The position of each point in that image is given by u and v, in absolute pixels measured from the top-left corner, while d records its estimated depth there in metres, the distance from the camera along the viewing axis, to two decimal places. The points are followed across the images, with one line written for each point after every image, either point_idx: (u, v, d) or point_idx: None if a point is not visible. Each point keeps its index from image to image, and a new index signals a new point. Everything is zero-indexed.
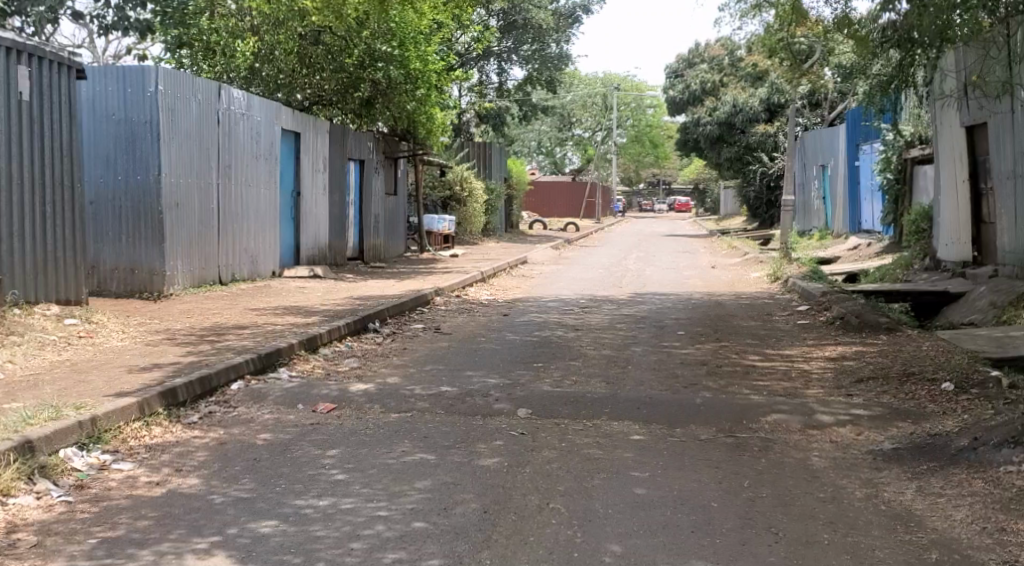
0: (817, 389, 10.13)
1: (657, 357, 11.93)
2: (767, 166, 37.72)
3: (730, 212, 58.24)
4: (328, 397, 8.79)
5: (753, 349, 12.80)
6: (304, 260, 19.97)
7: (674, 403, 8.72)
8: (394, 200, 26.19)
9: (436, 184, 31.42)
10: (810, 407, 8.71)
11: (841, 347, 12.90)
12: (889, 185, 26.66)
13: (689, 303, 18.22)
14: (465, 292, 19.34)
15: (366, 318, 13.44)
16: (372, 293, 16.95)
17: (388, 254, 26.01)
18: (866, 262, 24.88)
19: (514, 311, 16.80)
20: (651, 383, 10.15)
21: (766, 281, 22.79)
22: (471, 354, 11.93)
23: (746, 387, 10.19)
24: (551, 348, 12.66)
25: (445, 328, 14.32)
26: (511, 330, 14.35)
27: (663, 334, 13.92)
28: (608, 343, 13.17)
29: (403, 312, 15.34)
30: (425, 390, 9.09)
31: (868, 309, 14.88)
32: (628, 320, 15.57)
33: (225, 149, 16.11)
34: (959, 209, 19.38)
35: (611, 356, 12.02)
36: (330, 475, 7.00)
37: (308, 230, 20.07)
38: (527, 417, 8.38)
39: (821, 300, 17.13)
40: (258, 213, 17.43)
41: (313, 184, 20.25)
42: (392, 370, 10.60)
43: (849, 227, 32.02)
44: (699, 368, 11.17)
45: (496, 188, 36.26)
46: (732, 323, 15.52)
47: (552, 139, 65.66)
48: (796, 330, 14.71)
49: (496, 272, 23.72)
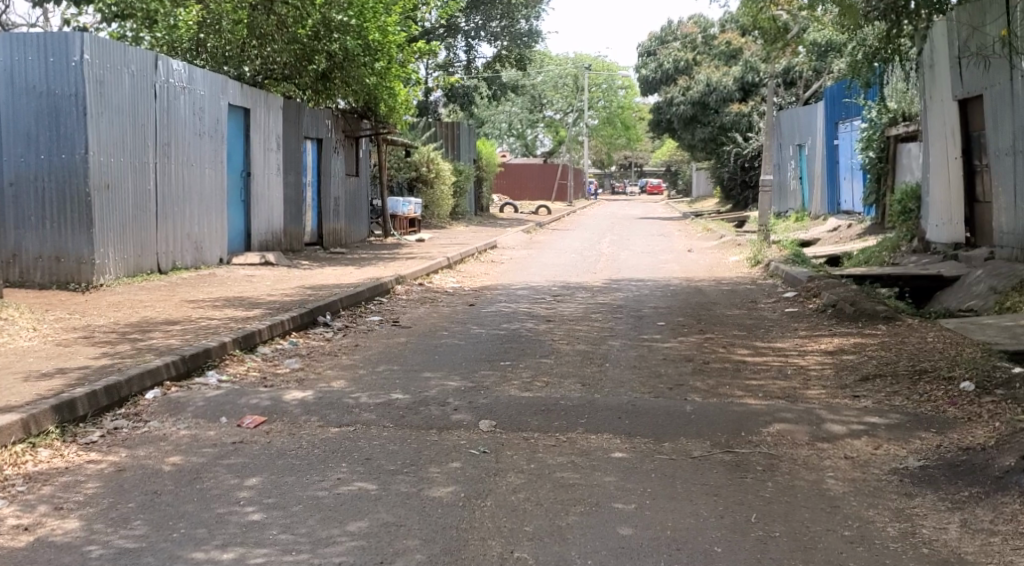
0: (818, 390, 8.96)
1: (635, 353, 10.76)
2: (742, 146, 36.66)
3: (705, 194, 57.03)
4: (257, 406, 7.55)
5: (742, 342, 11.62)
6: (255, 245, 18.72)
7: (657, 410, 7.53)
8: (355, 181, 24.94)
9: (401, 165, 29.79)
10: (816, 412, 7.56)
11: (839, 338, 11.73)
12: (870, 164, 25.55)
13: (668, 290, 17.01)
14: (430, 279, 18.12)
15: (313, 311, 12.12)
16: (327, 282, 15.68)
17: (350, 238, 24.75)
18: (848, 245, 23.77)
19: (480, 300, 15.53)
20: (629, 386, 8.99)
21: (746, 266, 21.64)
22: (428, 351, 10.70)
23: (737, 389, 9.03)
24: (518, 343, 11.45)
25: (403, 321, 13.05)
26: (477, 322, 13.11)
27: (641, 326, 12.71)
28: (581, 336, 11.96)
29: (358, 302, 14.05)
30: (372, 398, 7.85)
31: (863, 296, 13.71)
32: (604, 310, 14.38)
33: (164, 126, 14.81)
34: (950, 188, 18.23)
35: (585, 352, 10.82)
36: (243, 515, 5.82)
37: (260, 215, 18.80)
38: (488, 430, 7.17)
39: (808, 284, 15.97)
40: (202, 196, 16.17)
41: (265, 164, 18.97)
42: (339, 372, 9.37)
43: (828, 208, 30.92)
44: (682, 366, 10.01)
45: (465, 170, 34.95)
46: (715, 311, 14.33)
47: (522, 121, 64.22)
48: (785, 319, 13.53)
49: (463, 257, 22.48)
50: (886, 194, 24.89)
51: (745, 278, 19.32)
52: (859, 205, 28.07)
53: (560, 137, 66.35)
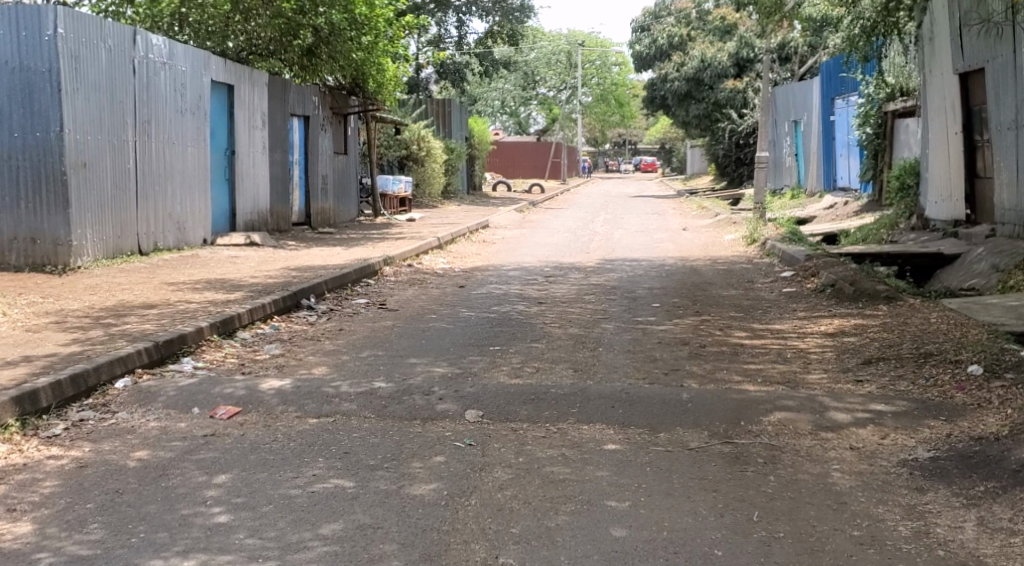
0: (818, 375, 8.62)
1: (628, 336, 10.41)
2: (737, 123, 36.31)
3: (699, 171, 56.55)
4: (232, 396, 7.18)
5: (739, 324, 11.26)
6: (241, 225, 18.39)
7: (651, 398, 7.18)
8: (344, 159, 24.64)
9: (392, 143, 29.32)
10: (818, 398, 7.23)
11: (840, 319, 11.36)
12: (867, 140, 25.17)
13: (663, 269, 16.63)
14: (420, 260, 17.75)
15: (295, 293, 11.72)
16: (313, 263, 15.30)
17: (339, 218, 24.41)
18: (844, 222, 23.39)
19: (471, 282, 15.13)
20: (622, 372, 8.64)
21: (742, 245, 21.25)
22: (415, 335, 10.33)
23: (735, 373, 8.69)
24: (509, 326, 11.08)
25: (391, 303, 12.67)
26: (467, 304, 12.73)
27: (635, 308, 12.34)
28: (574, 319, 11.60)
29: (344, 284, 13.65)
30: (353, 387, 7.48)
31: (863, 275, 13.33)
32: (597, 291, 14.01)
33: (143, 103, 14.40)
34: (950, 164, 17.84)
35: (578, 336, 10.46)
36: (208, 518, 5.52)
37: (246, 193, 18.47)
38: (474, 420, 6.80)
39: (806, 264, 15.59)
40: (184, 175, 15.81)
41: (250, 142, 18.62)
42: (321, 358, 9.00)
43: (824, 185, 30.54)
44: (677, 349, 9.66)
45: (457, 148, 34.49)
46: (711, 292, 13.96)
47: (516, 99, 63.62)
48: (783, 300, 13.16)
49: (454, 237, 22.08)
50: (883, 170, 24.50)
51: (742, 257, 18.94)
52: (856, 182, 27.69)
53: (554, 115, 65.76)
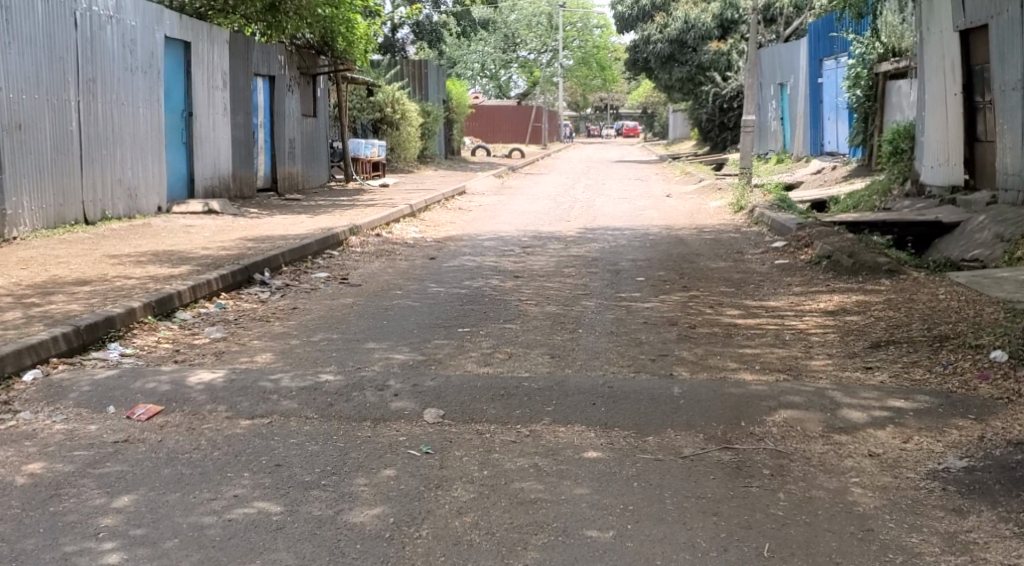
0: (821, 361, 7.72)
1: (609, 316, 9.49)
2: (721, 86, 35.44)
3: (682, 136, 55.51)
4: (154, 393, 6.23)
5: (731, 300, 10.34)
6: (200, 191, 17.62)
7: (634, 391, 6.26)
8: (314, 122, 23.86)
9: (364, 105, 28.34)
10: (828, 390, 6.33)
11: (840, 294, 10.45)
12: (857, 103, 24.25)
13: (647, 239, 15.70)
14: (390, 229, 16.75)
15: (247, 267, 10.77)
16: (273, 233, 14.33)
17: (307, 184, 23.56)
18: (833, 188, 22.50)
19: (442, 253, 14.16)
20: (601, 359, 7.74)
21: (728, 212, 20.34)
22: (375, 316, 9.38)
23: (728, 358, 7.79)
24: (480, 304, 10.14)
25: (353, 278, 11.69)
26: (436, 279, 11.76)
27: (618, 283, 11.41)
28: (551, 295, 10.67)
29: (304, 256, 12.66)
30: (296, 380, 6.52)
31: (861, 246, 12.41)
32: (577, 263, 13.05)
33: (87, 59, 13.52)
34: (948, 126, 16.93)
35: (555, 315, 9.53)
36: (97, 556, 4.68)
37: (204, 157, 17.69)
38: (433, 421, 5.87)
39: (798, 233, 14.66)
40: (135, 138, 15.00)
41: (208, 103, 17.87)
42: (267, 344, 8.06)
43: (811, 150, 29.64)
44: (663, 331, 8.76)
45: (433, 111, 33.41)
46: (699, 264, 13.02)
47: (496, 62, 62.28)
48: (775, 273, 12.23)
49: (427, 205, 21.04)
50: (874, 134, 23.58)
51: (729, 225, 18.02)
52: (844, 147, 26.79)
53: (534, 78, 64.45)
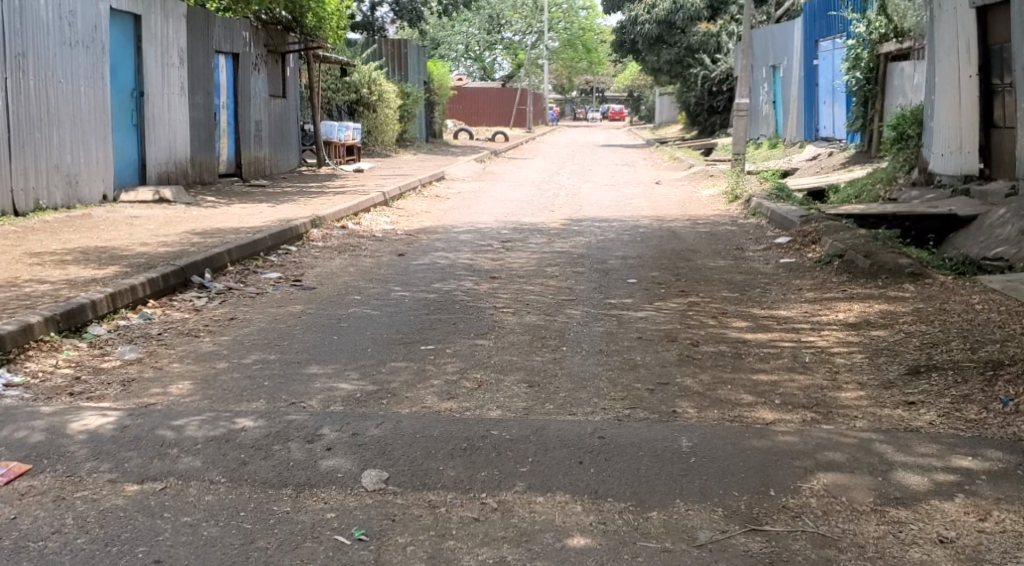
0: (851, 392, 6.46)
1: (595, 327, 8.24)
2: (710, 69, 34.10)
3: (670, 119, 54.14)
4: (23, 446, 5.00)
5: (736, 308, 9.07)
6: (153, 177, 16.43)
7: (621, 444, 5.11)
8: (281, 103, 22.59)
9: (339, 86, 27.03)
10: (871, 437, 5.22)
11: (859, 301, 9.15)
12: (857, 86, 22.92)
13: (639, 232, 14.38)
14: (359, 219, 15.42)
15: (184, 268, 9.49)
16: (226, 225, 12.99)
17: (275, 169, 22.31)
18: (832, 175, 21.18)
19: (412, 249, 12.81)
20: (587, 386, 6.51)
21: (722, 201, 19.02)
22: (324, 328, 8.04)
23: (734, 384, 6.59)
24: (449, 312, 8.84)
25: (308, 278, 10.38)
26: (403, 279, 10.45)
27: (607, 286, 10.12)
28: (531, 301, 9.39)
29: (256, 253, 11.34)
30: (205, 426, 5.27)
31: (876, 244, 11.09)
32: (562, 261, 11.75)
33: (16, 32, 12.50)
34: (952, 113, 15.66)
35: (535, 327, 8.24)
36: None
37: (157, 141, 16.54)
38: (375, 488, 4.72)
39: (803, 226, 13.37)
40: (77, 120, 13.84)
41: (162, 82, 16.72)
42: (189, 369, 6.77)
43: (805, 135, 28.37)
44: (657, 347, 7.53)
45: (413, 92, 32.00)
46: (697, 263, 11.70)
47: (480, 43, 60.75)
48: (781, 274, 10.92)
49: (402, 192, 19.69)
50: (874, 119, 22.25)
51: (725, 216, 16.73)
52: (841, 132, 25.51)
53: (520, 61, 62.79)
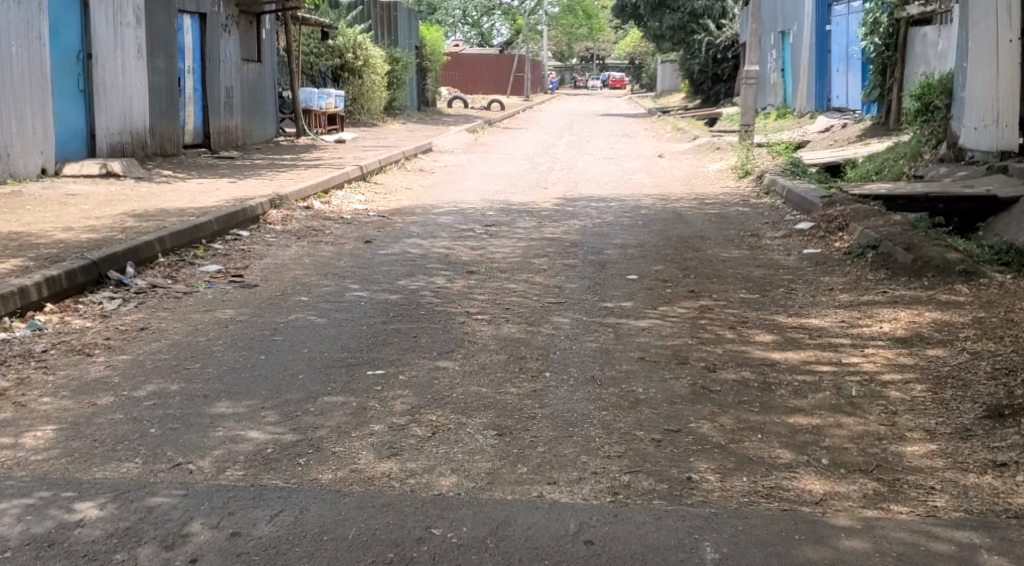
0: (917, 443, 4.95)
1: (587, 343, 6.72)
2: (714, 35, 32.70)
3: (672, 87, 52.53)
4: None
5: (758, 316, 7.53)
6: (104, 149, 14.93)
7: (579, 548, 4.08)
8: (255, 67, 21.00)
9: (322, 51, 25.38)
10: (970, 539, 4.17)
11: (904, 307, 7.62)
12: (876, 52, 21.19)
13: (640, 214, 12.84)
14: (329, 198, 13.90)
15: (99, 262, 7.96)
16: (173, 206, 11.42)
17: (248, 139, 20.77)
18: (847, 149, 19.55)
19: (383, 233, 11.30)
20: (574, 433, 4.98)
21: (731, 177, 17.46)
22: (251, 343, 6.50)
23: (765, 434, 5.08)
24: (412, 319, 7.29)
25: (252, 272, 8.86)
26: (365, 273, 8.94)
27: (604, 285, 8.59)
28: (513, 304, 7.86)
29: (198, 239, 9.83)
30: (25, 523, 4.17)
31: (915, 233, 9.55)
32: (551, 251, 10.24)
33: None
34: (969, 82, 14.10)
35: (514, 343, 6.71)
36: None
37: (108, 109, 15.01)
38: None
39: (826, 210, 11.82)
40: (8, 84, 12.36)
41: (114, 42, 15.18)
42: (61, 407, 5.26)
43: (815, 104, 26.71)
44: (663, 373, 6.02)
45: (403, 57, 30.31)
46: (707, 253, 10.17)
47: (478, 9, 58.93)
48: (805, 268, 9.38)
49: (383, 166, 18.13)
50: (892, 89, 20.59)
51: (734, 195, 15.18)
52: (855, 102, 23.92)
53: (518, 27, 61.04)
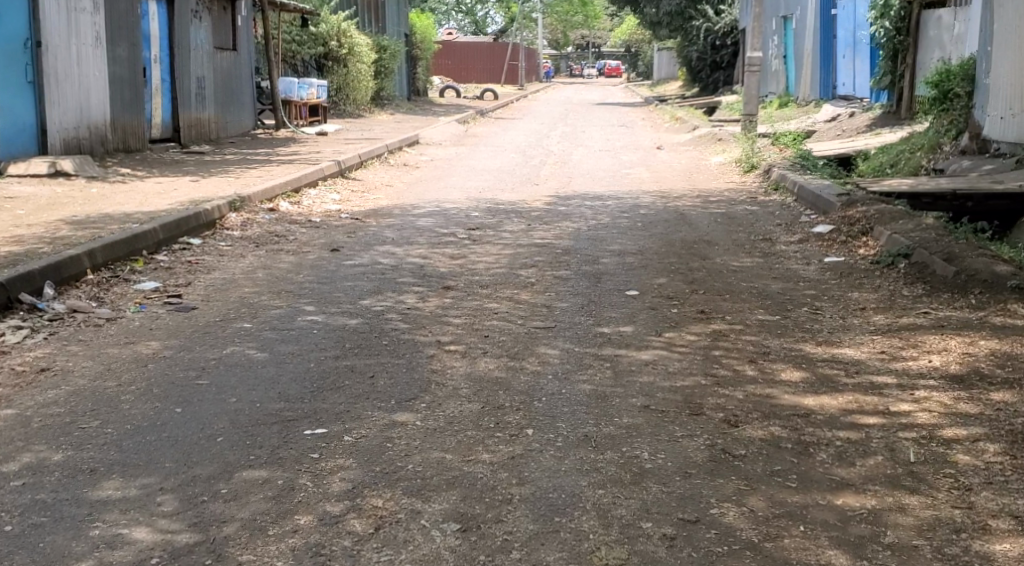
0: (1007, 539, 4.01)
1: (580, 386, 5.53)
2: (713, 21, 31.56)
3: (669, 75, 51.36)
4: None
5: (782, 346, 6.35)
6: (58, 146, 13.79)
7: None
8: (229, 54, 19.77)
9: (305, 38, 24.09)
10: None
11: (952, 334, 6.45)
12: (886, 37, 19.75)
13: (639, 215, 11.68)
14: (299, 197, 12.72)
15: (9, 284, 6.81)
16: (121, 210, 10.25)
17: (224, 132, 19.60)
18: (857, 139, 18.30)
19: (354, 239, 10.12)
20: (559, 525, 4.03)
21: (735, 171, 16.31)
22: (170, 390, 5.33)
23: (810, 524, 4.08)
24: (372, 350, 6.12)
25: (195, 290, 7.71)
26: (326, 290, 7.78)
27: (601, 304, 7.42)
28: (493, 331, 6.69)
29: (138, 250, 8.68)
30: None
31: (955, 239, 8.38)
32: (541, 260, 9.09)
33: None
34: (993, 68, 12.91)
35: (491, 385, 5.53)
36: None
37: (62, 102, 13.85)
38: None
39: (846, 209, 10.65)
40: None
41: (69, 30, 14.00)
42: None
43: (819, 92, 25.49)
44: (672, 430, 4.84)
45: (390, 44, 29.08)
46: (717, 262, 9.01)
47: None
48: (829, 281, 8.20)
49: (365, 161, 16.97)
50: (903, 75, 19.38)
51: (741, 191, 14.02)
52: (862, 89, 22.73)
53: (511, 15, 59.83)
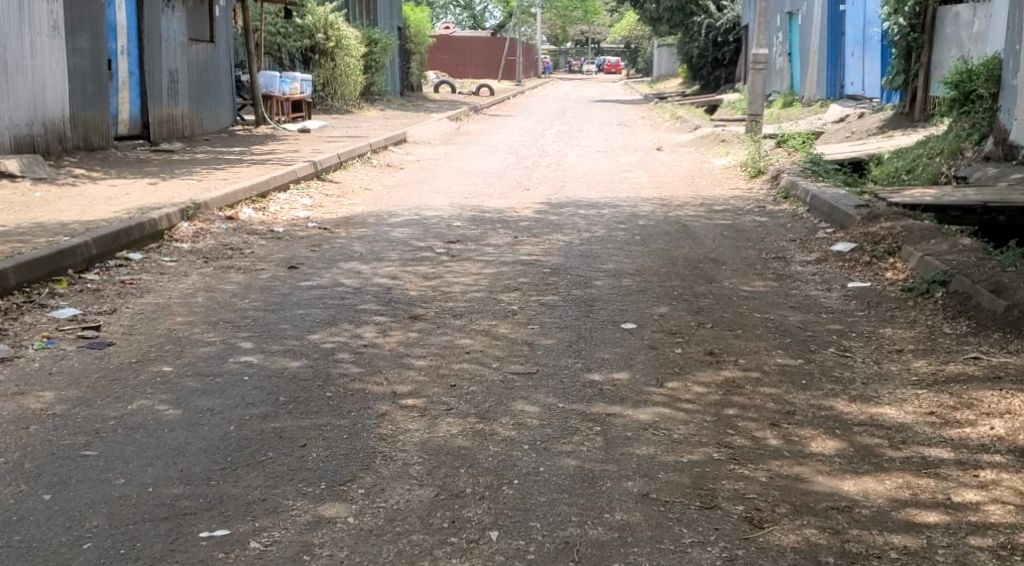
0: None
1: (563, 462, 4.44)
2: (715, 18, 30.56)
3: (670, 72, 50.18)
4: None
5: (808, 403, 5.24)
6: (5, 143, 12.72)
7: None
8: (206, 46, 18.66)
9: (290, 30, 22.98)
10: None
11: (1014, 391, 5.34)
12: (898, 34, 18.21)
13: (638, 227, 10.61)
14: (266, 203, 11.64)
15: None
16: (59, 218, 9.17)
17: (200, 130, 18.54)
18: (869, 141, 17.18)
19: (319, 252, 9.01)
20: None
21: (740, 176, 15.23)
22: (44, 470, 4.28)
23: None
24: (312, 404, 5.02)
25: (119, 319, 6.62)
26: (274, 318, 6.68)
27: (592, 341, 6.32)
28: (463, 378, 5.58)
29: (65, 267, 7.58)
30: None
31: (999, 265, 7.29)
32: (525, 281, 8.00)
33: None
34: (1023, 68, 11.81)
35: (453, 461, 4.43)
36: None
37: (13, 96, 12.80)
38: None
39: (868, 223, 9.54)
40: None
41: (21, 18, 12.87)
42: None
43: (827, 91, 24.33)
44: (679, 533, 4.01)
45: (381, 36, 27.93)
46: (725, 286, 7.91)
47: None
48: (856, 313, 7.11)
49: (345, 162, 15.84)
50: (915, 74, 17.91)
51: (747, 199, 12.92)
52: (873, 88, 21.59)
53: (511, 8, 58.67)
